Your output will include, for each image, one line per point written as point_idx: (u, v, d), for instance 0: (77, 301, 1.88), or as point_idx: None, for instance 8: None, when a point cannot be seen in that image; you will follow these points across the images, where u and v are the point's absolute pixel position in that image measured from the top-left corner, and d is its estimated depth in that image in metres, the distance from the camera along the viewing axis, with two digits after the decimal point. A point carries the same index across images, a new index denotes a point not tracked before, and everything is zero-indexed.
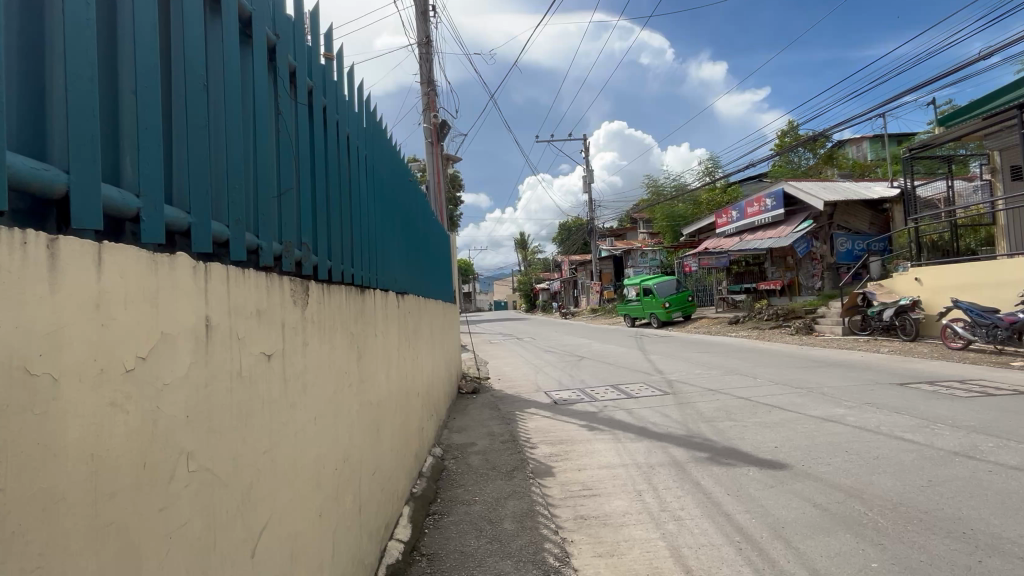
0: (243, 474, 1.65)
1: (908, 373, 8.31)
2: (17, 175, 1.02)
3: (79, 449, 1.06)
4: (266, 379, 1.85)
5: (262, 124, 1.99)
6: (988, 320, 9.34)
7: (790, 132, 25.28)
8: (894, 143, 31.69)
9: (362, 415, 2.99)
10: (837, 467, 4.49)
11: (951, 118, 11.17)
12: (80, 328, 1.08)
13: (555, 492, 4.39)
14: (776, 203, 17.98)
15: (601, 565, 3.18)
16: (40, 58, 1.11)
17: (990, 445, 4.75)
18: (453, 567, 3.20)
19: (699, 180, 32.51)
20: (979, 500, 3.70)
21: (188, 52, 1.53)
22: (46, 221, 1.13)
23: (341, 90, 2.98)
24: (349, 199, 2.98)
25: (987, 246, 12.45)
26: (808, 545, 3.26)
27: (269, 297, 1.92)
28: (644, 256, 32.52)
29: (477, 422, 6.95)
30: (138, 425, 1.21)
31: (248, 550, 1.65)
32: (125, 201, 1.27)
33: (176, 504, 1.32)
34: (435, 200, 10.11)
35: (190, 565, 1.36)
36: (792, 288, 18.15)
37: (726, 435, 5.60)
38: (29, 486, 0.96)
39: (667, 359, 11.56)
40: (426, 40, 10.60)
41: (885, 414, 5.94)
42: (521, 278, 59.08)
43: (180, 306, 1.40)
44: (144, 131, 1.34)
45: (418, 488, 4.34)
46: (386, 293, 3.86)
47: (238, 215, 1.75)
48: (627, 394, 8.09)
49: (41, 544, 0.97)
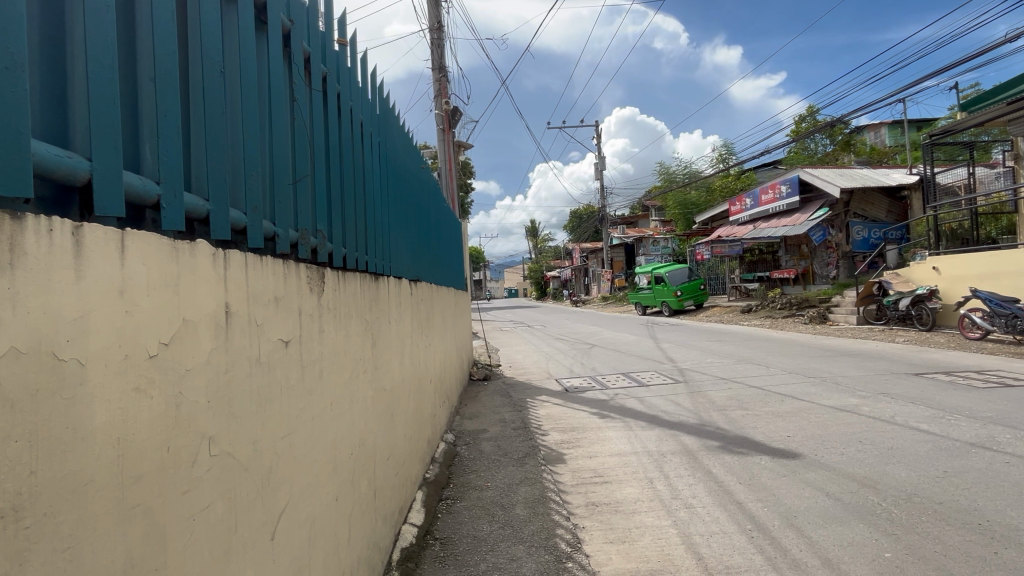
0: (263, 459, 1.68)
1: (923, 363, 8.23)
2: (42, 163, 1.03)
3: (106, 433, 1.08)
4: (285, 365, 1.88)
5: (278, 111, 2.00)
6: (1007, 310, 9.24)
7: (808, 117, 25.02)
8: (914, 129, 31.26)
9: (376, 401, 3.01)
10: (850, 457, 4.47)
11: (975, 103, 10.95)
12: (106, 315, 1.10)
13: (566, 479, 4.41)
14: (791, 190, 17.69)
15: (613, 551, 3.21)
16: (62, 43, 1.12)
17: (1007, 436, 4.70)
18: (466, 551, 3.24)
19: (712, 167, 32.34)
20: (996, 491, 3.67)
21: (205, 40, 1.53)
22: (69, 208, 1.13)
23: (354, 77, 2.98)
24: (362, 185, 3.00)
25: (1009, 235, 12.24)
26: (821, 534, 3.26)
27: (287, 285, 1.94)
28: (656, 244, 32.28)
29: (489, 408, 6.99)
30: (161, 411, 1.23)
31: (269, 533, 1.68)
32: (146, 188, 1.28)
33: (199, 487, 1.34)
34: (447, 187, 10.09)
35: (214, 547, 1.40)
36: (806, 277, 18.12)
37: (738, 424, 5.60)
38: (61, 468, 0.98)
39: (679, 347, 11.51)
40: (437, 26, 10.53)
41: (900, 405, 5.89)
42: (532, 267, 59.19)
43: (201, 293, 1.41)
44: (163, 119, 1.35)
45: (431, 473, 4.38)
46: (400, 281, 3.88)
47: (255, 202, 1.76)
48: (638, 382, 8.10)
49: (71, 525, 0.99)
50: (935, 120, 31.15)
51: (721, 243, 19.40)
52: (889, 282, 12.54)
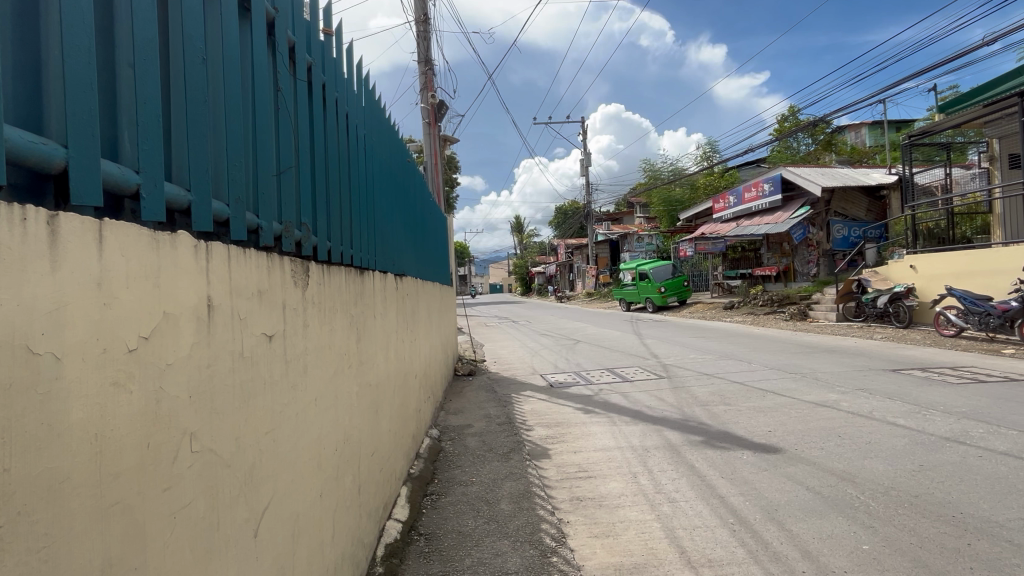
0: (246, 455, 1.65)
1: (901, 360, 8.35)
2: (16, 149, 0.99)
3: (83, 429, 1.05)
4: (268, 360, 1.84)
5: (262, 102, 1.96)
6: (981, 308, 9.38)
7: (792, 117, 25.33)
8: (894, 130, 31.72)
9: (361, 397, 2.99)
10: (830, 452, 4.53)
11: (952, 105, 11.07)
12: (84, 309, 1.07)
13: (551, 474, 4.42)
14: (774, 188, 17.82)
15: (596, 545, 3.22)
16: (37, 23, 1.08)
17: (981, 430, 4.80)
18: (450, 547, 3.23)
19: (698, 165, 32.61)
20: (970, 484, 3.74)
21: (187, 27, 1.50)
22: (45, 197, 1.10)
23: (340, 68, 2.94)
24: (348, 178, 2.96)
25: (982, 234, 12.50)
26: (801, 527, 3.30)
27: (271, 278, 1.91)
28: (640, 241, 32.51)
29: (474, 404, 6.97)
30: (141, 408, 1.20)
31: (252, 529, 1.65)
32: (125, 177, 1.24)
33: (180, 484, 1.31)
34: (432, 180, 10.02)
35: (196, 545, 1.37)
36: (787, 274, 18.32)
37: (721, 418, 5.66)
38: (35, 466, 0.95)
39: (663, 343, 11.59)
40: (424, 19, 10.44)
41: (878, 400, 5.98)
42: (518, 263, 59.31)
43: (182, 285, 1.38)
44: (142, 107, 1.31)
45: (416, 468, 4.36)
46: (385, 276, 3.85)
47: (238, 193, 1.73)
48: (623, 377, 8.15)
49: (47, 524, 0.96)
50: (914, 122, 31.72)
51: (704, 241, 19.53)
52: (867, 280, 12.78)
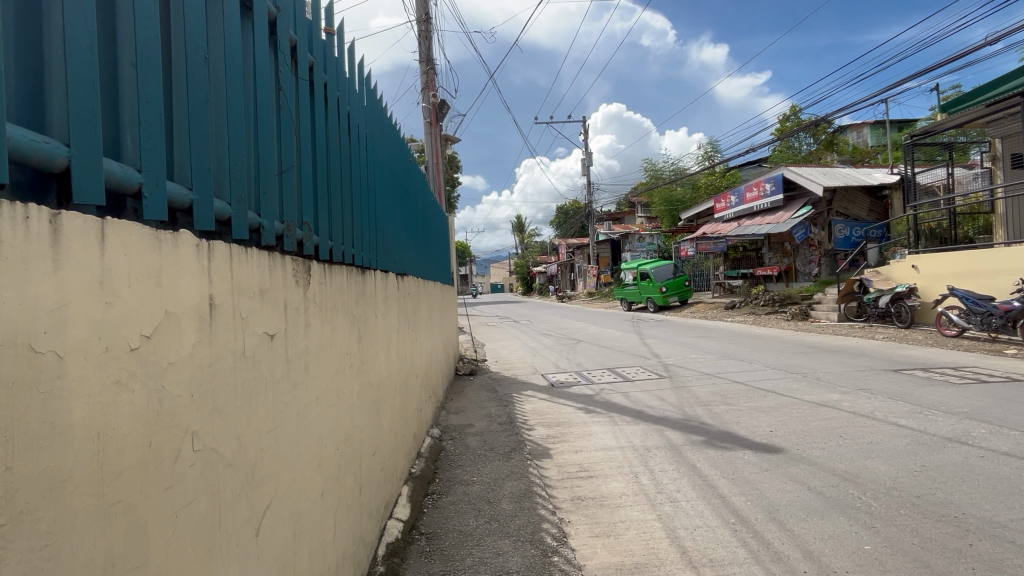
0: (248, 454, 1.65)
1: (903, 360, 8.33)
2: (17, 148, 0.99)
3: (85, 428, 1.05)
4: (270, 359, 1.84)
5: (263, 102, 1.96)
6: (983, 308, 9.36)
7: (793, 116, 25.32)
8: (896, 129, 31.66)
9: (362, 396, 2.99)
10: (831, 452, 4.52)
11: (954, 104, 11.06)
12: (85, 308, 1.06)
13: (551, 473, 4.41)
14: (775, 188, 17.79)
15: (597, 545, 3.22)
16: (39, 21, 1.08)
17: (983, 431, 4.79)
18: (452, 546, 3.23)
19: (699, 164, 32.57)
20: (971, 485, 3.73)
21: (189, 27, 1.49)
22: (47, 196, 1.10)
23: (341, 67, 2.94)
24: (349, 178, 2.96)
25: (984, 234, 12.49)
26: (803, 528, 3.29)
27: (272, 277, 1.91)
28: (641, 241, 32.48)
29: (475, 403, 6.97)
30: (142, 406, 1.19)
31: (253, 528, 1.66)
32: (127, 176, 1.24)
33: (181, 483, 1.31)
34: (433, 180, 10.02)
35: (198, 544, 1.37)
36: (788, 274, 18.32)
37: (722, 418, 5.65)
38: (36, 464, 0.95)
39: (664, 343, 11.57)
40: (425, 18, 10.43)
41: (879, 400, 5.97)
42: (519, 262, 59.27)
43: (183, 283, 1.38)
44: (144, 105, 1.31)
45: (417, 467, 4.36)
46: (386, 275, 3.85)
47: (240, 192, 1.73)
48: (624, 377, 8.14)
49: (49, 522, 0.96)
50: (915, 122, 31.69)
51: (706, 240, 19.51)
52: (869, 280, 12.77)
